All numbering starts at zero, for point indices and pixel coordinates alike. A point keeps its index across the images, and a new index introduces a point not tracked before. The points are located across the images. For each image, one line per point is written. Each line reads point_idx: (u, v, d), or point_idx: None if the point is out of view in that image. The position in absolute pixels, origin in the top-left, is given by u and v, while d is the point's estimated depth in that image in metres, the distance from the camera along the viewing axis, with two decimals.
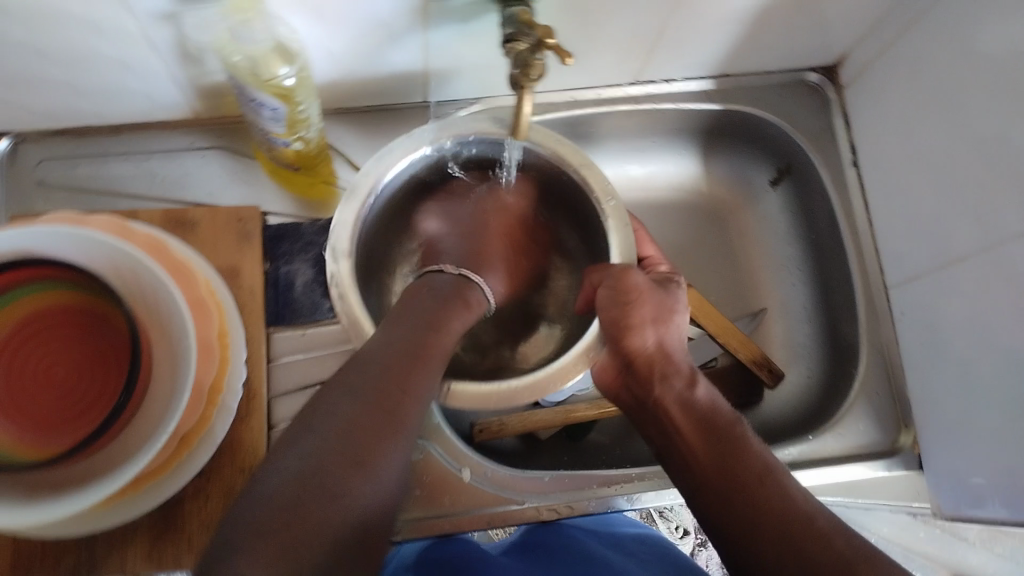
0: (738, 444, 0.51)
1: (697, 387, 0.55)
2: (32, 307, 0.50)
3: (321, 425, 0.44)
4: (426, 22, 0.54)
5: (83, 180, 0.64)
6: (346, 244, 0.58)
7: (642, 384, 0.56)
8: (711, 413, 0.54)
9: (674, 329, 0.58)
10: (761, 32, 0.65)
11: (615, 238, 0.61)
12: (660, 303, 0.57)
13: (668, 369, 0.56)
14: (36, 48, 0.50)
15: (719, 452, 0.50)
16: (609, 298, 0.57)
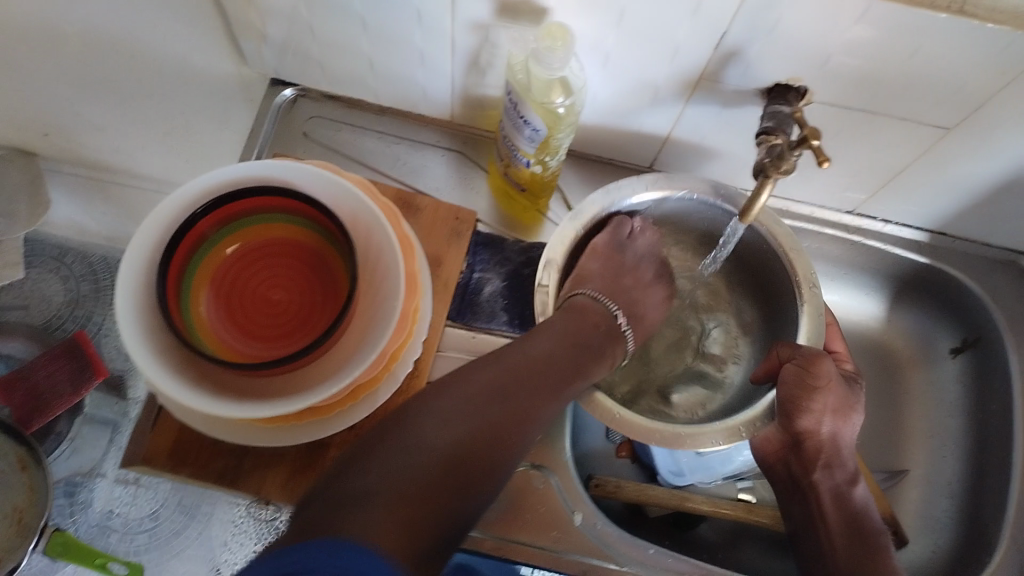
0: (876, 552, 0.60)
1: (857, 486, 0.63)
2: (274, 233, 0.56)
3: (443, 419, 0.47)
4: (691, 97, 0.57)
5: (337, 143, 0.72)
6: (558, 257, 0.62)
7: (801, 466, 0.62)
8: (862, 516, 0.62)
9: (849, 426, 0.61)
10: (996, 204, 0.65)
11: (806, 322, 0.61)
12: (844, 398, 0.60)
13: (834, 459, 0.62)
14: (360, 22, 0.58)
15: (857, 554, 0.60)
16: (795, 376, 0.57)
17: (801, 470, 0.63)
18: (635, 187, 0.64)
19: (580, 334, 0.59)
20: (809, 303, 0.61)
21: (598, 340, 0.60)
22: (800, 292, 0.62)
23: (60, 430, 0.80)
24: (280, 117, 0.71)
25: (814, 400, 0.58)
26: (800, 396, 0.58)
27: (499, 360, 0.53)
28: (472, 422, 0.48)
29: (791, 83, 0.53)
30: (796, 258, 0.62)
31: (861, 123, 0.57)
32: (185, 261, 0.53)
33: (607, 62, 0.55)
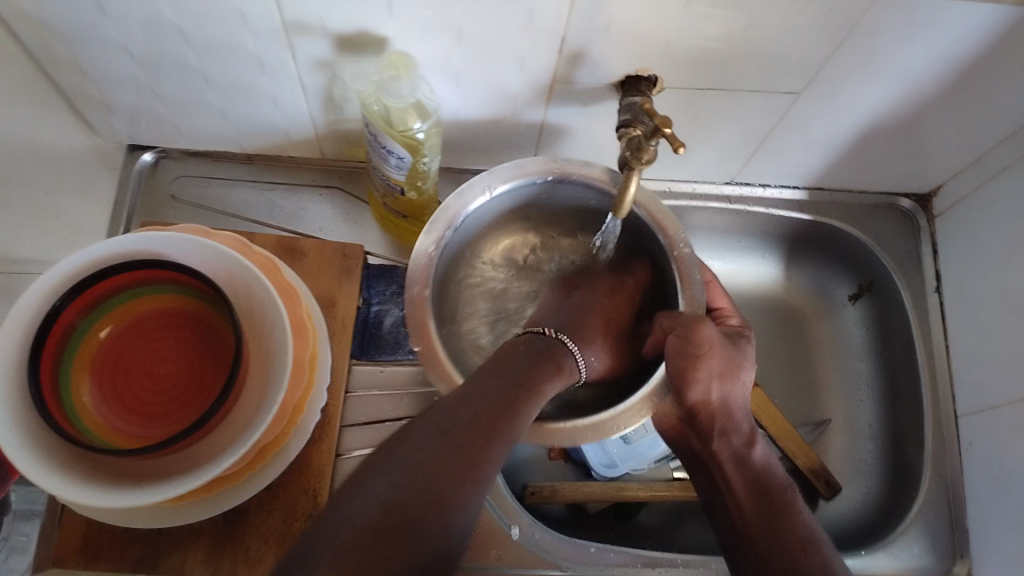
0: (786, 508, 0.57)
1: (756, 447, 0.59)
2: (148, 306, 0.54)
3: (410, 455, 0.44)
4: (549, 100, 0.58)
5: (209, 200, 0.70)
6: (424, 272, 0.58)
7: (698, 437, 0.60)
8: (766, 473, 0.59)
9: (740, 386, 0.58)
10: (862, 152, 0.67)
11: (683, 289, 0.60)
12: (730, 359, 0.57)
13: (729, 423, 0.59)
14: (203, 76, 0.56)
15: (768, 515, 0.57)
16: (678, 347, 0.55)
17: (699, 442, 0.60)
18: (490, 180, 0.61)
19: (537, 362, 0.54)
20: (683, 265, 0.60)
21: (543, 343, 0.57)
22: (675, 256, 0.61)
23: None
24: (145, 182, 0.70)
25: (697, 370, 0.55)
26: (684, 366, 0.54)
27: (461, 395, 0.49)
28: (412, 482, 0.42)
29: (640, 73, 0.54)
30: (662, 221, 0.62)
31: (717, 99, 0.58)
32: (57, 353, 0.50)
33: (459, 78, 0.55)
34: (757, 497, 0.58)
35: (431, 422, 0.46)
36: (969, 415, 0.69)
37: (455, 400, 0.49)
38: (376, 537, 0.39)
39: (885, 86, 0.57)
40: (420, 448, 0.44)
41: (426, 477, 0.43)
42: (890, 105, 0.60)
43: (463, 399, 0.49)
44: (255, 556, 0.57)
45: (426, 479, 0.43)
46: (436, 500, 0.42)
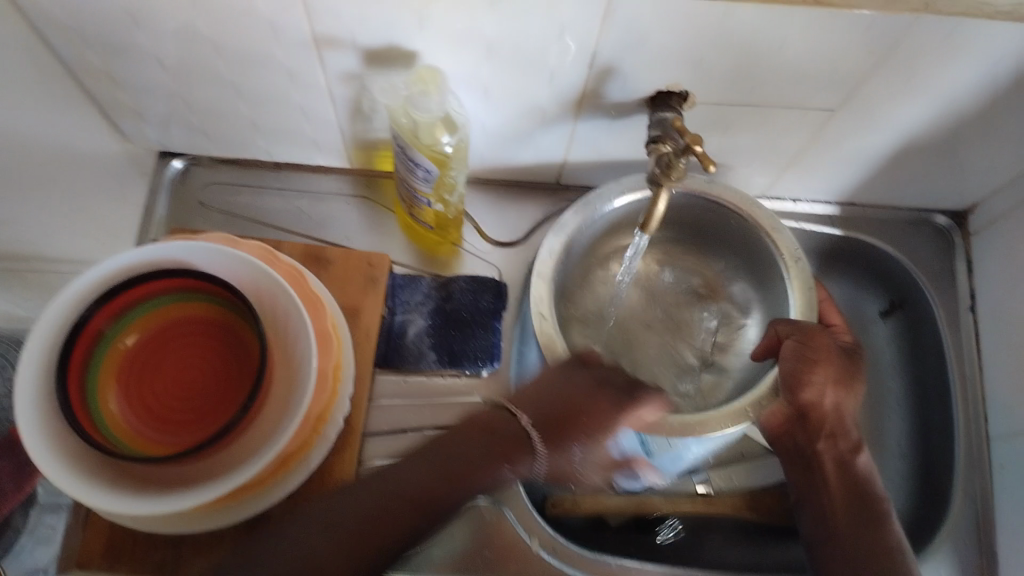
0: (878, 520, 0.58)
1: (861, 454, 0.61)
2: (175, 314, 0.55)
3: (347, 509, 0.49)
4: (579, 115, 0.57)
5: (236, 206, 0.70)
6: (546, 271, 0.62)
7: (806, 440, 0.61)
8: (865, 483, 0.60)
9: (853, 397, 0.61)
10: (896, 169, 0.66)
11: (797, 300, 0.63)
12: (844, 370, 0.61)
13: (837, 427, 0.61)
14: (233, 86, 0.56)
15: (860, 521, 0.58)
16: (798, 350, 0.59)
17: (805, 440, 0.61)
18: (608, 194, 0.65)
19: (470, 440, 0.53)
20: (796, 278, 0.63)
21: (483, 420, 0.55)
22: (788, 269, 0.63)
23: (18, 525, 0.69)
24: (175, 190, 0.70)
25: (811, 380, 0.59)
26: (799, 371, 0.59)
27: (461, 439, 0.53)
28: (326, 541, 0.47)
29: (672, 88, 0.53)
30: (778, 239, 0.64)
31: (749, 115, 0.57)
32: (85, 359, 0.51)
33: (488, 92, 0.55)
34: (852, 501, 0.59)
35: (370, 489, 0.50)
36: (1001, 440, 0.67)
37: (397, 479, 0.50)
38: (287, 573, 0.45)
39: (922, 104, 0.56)
40: (350, 514, 0.48)
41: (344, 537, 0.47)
42: (927, 123, 0.58)
43: (409, 475, 0.51)
44: None
45: (347, 533, 0.47)
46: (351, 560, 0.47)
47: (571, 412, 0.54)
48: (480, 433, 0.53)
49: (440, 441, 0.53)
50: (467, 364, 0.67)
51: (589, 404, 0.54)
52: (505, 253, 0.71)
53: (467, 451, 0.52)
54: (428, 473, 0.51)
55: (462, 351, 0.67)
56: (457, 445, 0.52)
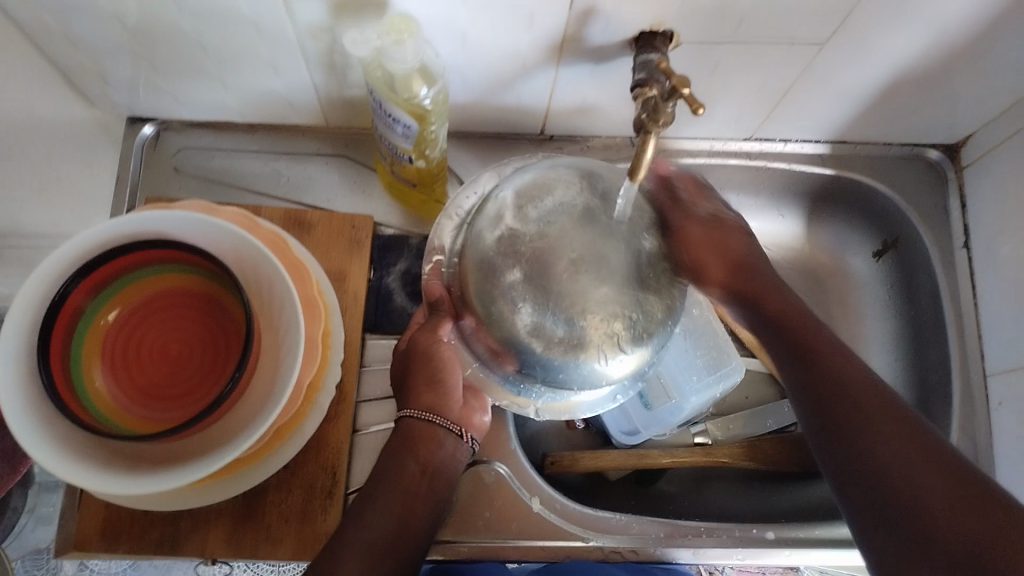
0: (819, 356, 0.50)
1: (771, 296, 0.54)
2: (156, 286, 0.53)
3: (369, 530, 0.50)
4: (560, 59, 0.55)
5: (213, 171, 0.68)
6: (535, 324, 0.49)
7: (759, 291, 0.54)
8: (788, 330, 0.52)
9: (730, 244, 0.55)
10: (885, 103, 0.65)
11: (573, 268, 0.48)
12: (706, 239, 0.55)
13: (745, 282, 0.54)
14: (199, 44, 0.54)
15: (798, 346, 0.51)
16: (696, 240, 0.54)
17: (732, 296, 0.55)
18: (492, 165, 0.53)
19: (396, 455, 0.54)
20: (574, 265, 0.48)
21: (393, 439, 0.55)
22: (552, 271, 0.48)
23: (17, 506, 0.67)
24: (147, 156, 0.68)
25: (715, 229, 0.55)
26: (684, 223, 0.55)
27: (387, 464, 0.54)
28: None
29: (656, 28, 0.51)
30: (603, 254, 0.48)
31: (736, 54, 0.55)
32: (66, 337, 0.49)
33: (466, 38, 0.53)
34: (797, 336, 0.52)
35: (351, 538, 0.49)
36: (999, 375, 0.67)
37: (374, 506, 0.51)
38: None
39: (911, 34, 0.54)
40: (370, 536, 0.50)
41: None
42: (917, 54, 0.57)
43: (367, 510, 0.51)
44: (275, 535, 0.56)
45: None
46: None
47: (415, 380, 0.55)
48: (409, 445, 0.54)
49: (367, 480, 0.54)
50: None
51: (424, 351, 0.55)
52: None
53: (397, 479, 0.53)
54: (387, 512, 0.51)
55: None
56: (394, 466, 0.53)
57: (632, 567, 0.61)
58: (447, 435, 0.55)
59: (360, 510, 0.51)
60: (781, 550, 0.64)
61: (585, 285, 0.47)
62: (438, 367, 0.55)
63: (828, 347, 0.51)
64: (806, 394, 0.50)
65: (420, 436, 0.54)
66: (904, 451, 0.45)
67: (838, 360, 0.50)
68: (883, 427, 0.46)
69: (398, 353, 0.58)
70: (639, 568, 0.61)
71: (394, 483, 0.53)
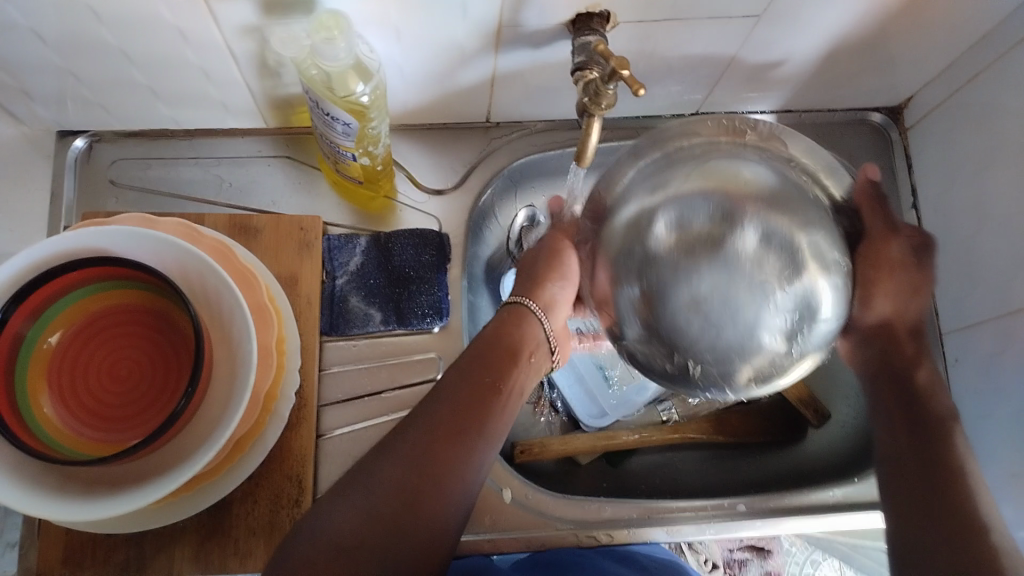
0: (942, 434, 0.57)
1: (921, 369, 0.61)
2: (101, 305, 0.51)
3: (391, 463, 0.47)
4: (498, 47, 0.54)
5: (151, 181, 0.66)
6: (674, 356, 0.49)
7: (899, 365, 0.60)
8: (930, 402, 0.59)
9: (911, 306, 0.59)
10: (827, 70, 0.65)
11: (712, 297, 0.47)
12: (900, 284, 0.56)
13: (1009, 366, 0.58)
14: (123, 54, 0.52)
15: (912, 413, 0.58)
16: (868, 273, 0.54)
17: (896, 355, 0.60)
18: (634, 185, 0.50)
19: (490, 340, 0.55)
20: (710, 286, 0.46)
21: (490, 324, 0.57)
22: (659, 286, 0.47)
23: None
24: (81, 171, 0.66)
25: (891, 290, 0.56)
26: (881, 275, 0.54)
27: (461, 373, 0.52)
28: (396, 484, 0.46)
29: (591, 10, 0.51)
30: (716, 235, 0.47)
31: (674, 31, 0.55)
32: (8, 366, 0.47)
33: (401, 32, 0.51)
34: (908, 403, 0.59)
35: (419, 421, 0.50)
36: (953, 333, 0.68)
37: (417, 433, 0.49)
38: (373, 530, 0.44)
39: (846, 0, 0.54)
40: (383, 473, 0.47)
41: (422, 468, 0.47)
42: (855, 21, 0.57)
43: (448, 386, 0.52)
44: (244, 548, 0.55)
45: (420, 463, 0.47)
46: (434, 479, 0.47)
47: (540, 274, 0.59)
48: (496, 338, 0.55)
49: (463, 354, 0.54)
50: (415, 321, 0.65)
51: (544, 265, 0.59)
52: (441, 200, 0.68)
53: (483, 359, 0.53)
54: (464, 391, 0.51)
55: (408, 308, 0.65)
56: (480, 346, 0.54)
57: (612, 552, 0.61)
58: (542, 337, 0.58)
59: (441, 391, 0.51)
60: (753, 521, 0.64)
61: (720, 320, 0.46)
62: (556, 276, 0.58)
63: (930, 426, 0.57)
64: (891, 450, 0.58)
65: (517, 330, 0.56)
66: (943, 516, 0.51)
67: (940, 445, 0.56)
68: (947, 487, 0.53)
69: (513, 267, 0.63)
70: (617, 551, 0.61)
71: (467, 391, 0.51)
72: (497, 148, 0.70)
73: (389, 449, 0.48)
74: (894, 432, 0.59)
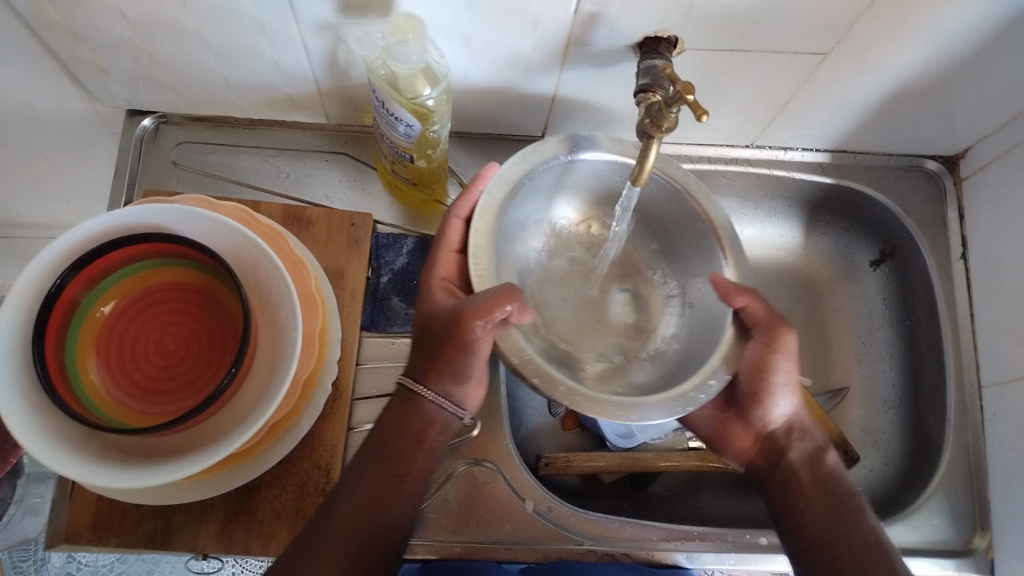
0: (855, 510, 0.56)
1: (828, 453, 0.60)
2: (155, 280, 0.53)
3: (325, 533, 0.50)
4: (563, 63, 0.55)
5: (210, 166, 0.68)
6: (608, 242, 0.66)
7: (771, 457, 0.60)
8: (839, 479, 0.58)
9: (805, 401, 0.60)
10: (886, 113, 0.65)
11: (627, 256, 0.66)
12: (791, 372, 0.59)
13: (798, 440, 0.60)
14: (200, 40, 0.54)
15: (825, 495, 0.56)
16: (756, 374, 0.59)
17: (778, 445, 0.60)
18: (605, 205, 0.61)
19: (396, 422, 0.54)
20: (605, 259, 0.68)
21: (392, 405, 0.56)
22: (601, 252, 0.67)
23: None
24: (144, 150, 0.67)
25: (772, 375, 0.58)
26: (767, 361, 0.57)
27: (370, 453, 0.54)
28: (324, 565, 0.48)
29: (659, 34, 0.51)
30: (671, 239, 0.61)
31: (736, 61, 0.55)
32: (62, 330, 0.49)
33: (470, 40, 0.53)
34: (815, 480, 0.58)
35: (342, 497, 0.52)
36: (993, 387, 0.67)
37: (347, 497, 0.51)
38: None
39: (913, 46, 0.54)
40: (329, 536, 0.50)
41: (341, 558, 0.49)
42: (919, 67, 0.57)
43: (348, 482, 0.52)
44: (268, 531, 0.56)
45: (349, 531, 0.50)
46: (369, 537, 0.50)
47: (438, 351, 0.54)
48: (404, 419, 0.55)
49: (367, 444, 0.55)
50: None
51: (451, 354, 0.53)
52: None
53: (386, 454, 0.53)
54: (372, 482, 0.52)
55: None
56: (385, 438, 0.54)
57: (631, 569, 0.61)
58: (448, 416, 0.56)
59: (344, 488, 0.52)
60: (774, 556, 0.64)
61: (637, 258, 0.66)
62: (451, 351, 0.53)
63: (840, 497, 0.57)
64: (799, 531, 0.56)
65: (414, 411, 0.55)
66: None
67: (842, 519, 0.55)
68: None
69: (425, 325, 0.55)
70: (637, 569, 0.61)
71: (381, 465, 0.53)
72: None
73: (302, 544, 0.49)
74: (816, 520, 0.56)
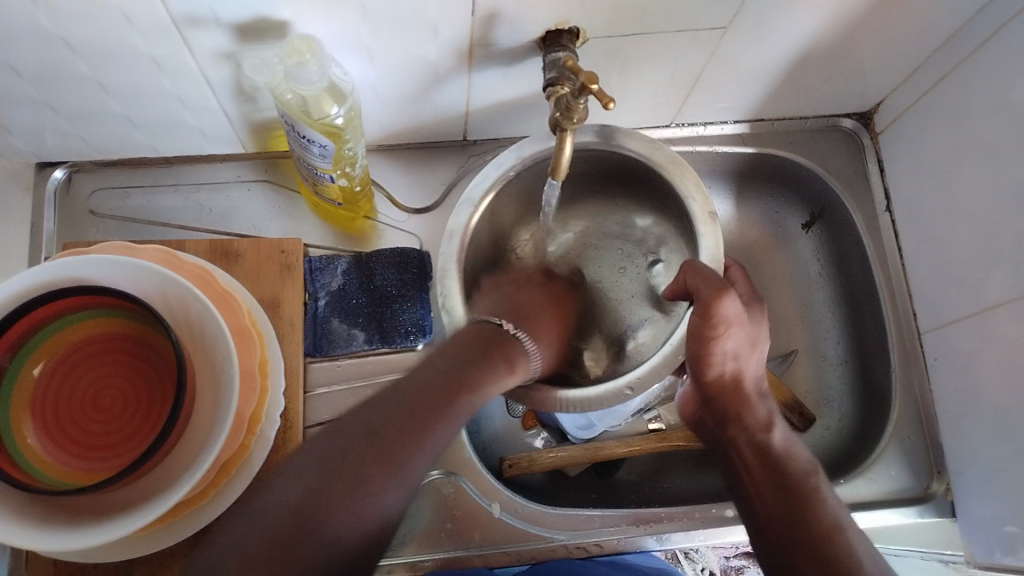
0: (810, 494, 0.53)
1: (775, 432, 0.58)
2: (84, 333, 0.51)
3: (314, 464, 0.45)
4: (472, 65, 0.55)
5: (131, 211, 0.66)
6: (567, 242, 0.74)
7: (717, 422, 0.59)
8: (787, 457, 0.56)
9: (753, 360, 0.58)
10: (796, 77, 0.66)
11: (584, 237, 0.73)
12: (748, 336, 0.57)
13: (742, 404, 0.58)
14: (101, 85, 0.53)
15: (775, 476, 0.55)
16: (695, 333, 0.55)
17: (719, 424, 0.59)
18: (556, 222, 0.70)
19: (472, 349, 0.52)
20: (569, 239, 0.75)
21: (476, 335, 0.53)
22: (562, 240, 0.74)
23: None
24: (61, 202, 0.66)
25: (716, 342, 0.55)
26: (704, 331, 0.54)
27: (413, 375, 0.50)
28: (304, 491, 0.44)
29: (560, 27, 0.51)
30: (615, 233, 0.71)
31: (642, 44, 0.56)
32: None
33: (373, 55, 0.52)
34: (763, 459, 0.56)
35: (369, 409, 0.48)
36: (931, 333, 0.69)
37: (346, 426, 0.47)
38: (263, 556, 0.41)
39: (810, 9, 0.55)
40: (316, 464, 0.45)
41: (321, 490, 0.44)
42: (819, 29, 0.58)
43: (352, 424, 0.48)
44: None
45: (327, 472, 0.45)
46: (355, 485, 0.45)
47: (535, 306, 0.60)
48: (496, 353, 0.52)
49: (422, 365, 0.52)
50: (397, 339, 0.65)
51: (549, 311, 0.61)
52: (420, 219, 0.69)
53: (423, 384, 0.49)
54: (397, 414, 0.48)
55: (391, 326, 0.65)
56: (429, 373, 0.50)
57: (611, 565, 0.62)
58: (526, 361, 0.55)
59: (360, 414, 0.48)
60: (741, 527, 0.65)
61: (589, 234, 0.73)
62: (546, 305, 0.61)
63: (796, 477, 0.54)
64: (759, 512, 0.54)
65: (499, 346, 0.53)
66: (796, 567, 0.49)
67: (802, 508, 0.52)
68: (815, 539, 0.50)
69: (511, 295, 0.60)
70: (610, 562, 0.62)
71: (414, 388, 0.49)
72: (475, 164, 0.70)
73: (304, 463, 0.46)
74: (765, 493, 0.54)
